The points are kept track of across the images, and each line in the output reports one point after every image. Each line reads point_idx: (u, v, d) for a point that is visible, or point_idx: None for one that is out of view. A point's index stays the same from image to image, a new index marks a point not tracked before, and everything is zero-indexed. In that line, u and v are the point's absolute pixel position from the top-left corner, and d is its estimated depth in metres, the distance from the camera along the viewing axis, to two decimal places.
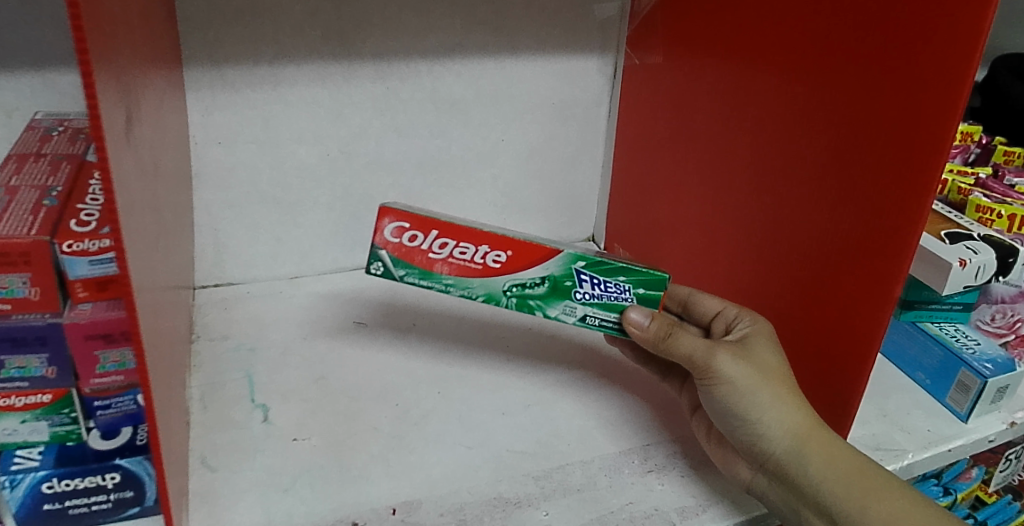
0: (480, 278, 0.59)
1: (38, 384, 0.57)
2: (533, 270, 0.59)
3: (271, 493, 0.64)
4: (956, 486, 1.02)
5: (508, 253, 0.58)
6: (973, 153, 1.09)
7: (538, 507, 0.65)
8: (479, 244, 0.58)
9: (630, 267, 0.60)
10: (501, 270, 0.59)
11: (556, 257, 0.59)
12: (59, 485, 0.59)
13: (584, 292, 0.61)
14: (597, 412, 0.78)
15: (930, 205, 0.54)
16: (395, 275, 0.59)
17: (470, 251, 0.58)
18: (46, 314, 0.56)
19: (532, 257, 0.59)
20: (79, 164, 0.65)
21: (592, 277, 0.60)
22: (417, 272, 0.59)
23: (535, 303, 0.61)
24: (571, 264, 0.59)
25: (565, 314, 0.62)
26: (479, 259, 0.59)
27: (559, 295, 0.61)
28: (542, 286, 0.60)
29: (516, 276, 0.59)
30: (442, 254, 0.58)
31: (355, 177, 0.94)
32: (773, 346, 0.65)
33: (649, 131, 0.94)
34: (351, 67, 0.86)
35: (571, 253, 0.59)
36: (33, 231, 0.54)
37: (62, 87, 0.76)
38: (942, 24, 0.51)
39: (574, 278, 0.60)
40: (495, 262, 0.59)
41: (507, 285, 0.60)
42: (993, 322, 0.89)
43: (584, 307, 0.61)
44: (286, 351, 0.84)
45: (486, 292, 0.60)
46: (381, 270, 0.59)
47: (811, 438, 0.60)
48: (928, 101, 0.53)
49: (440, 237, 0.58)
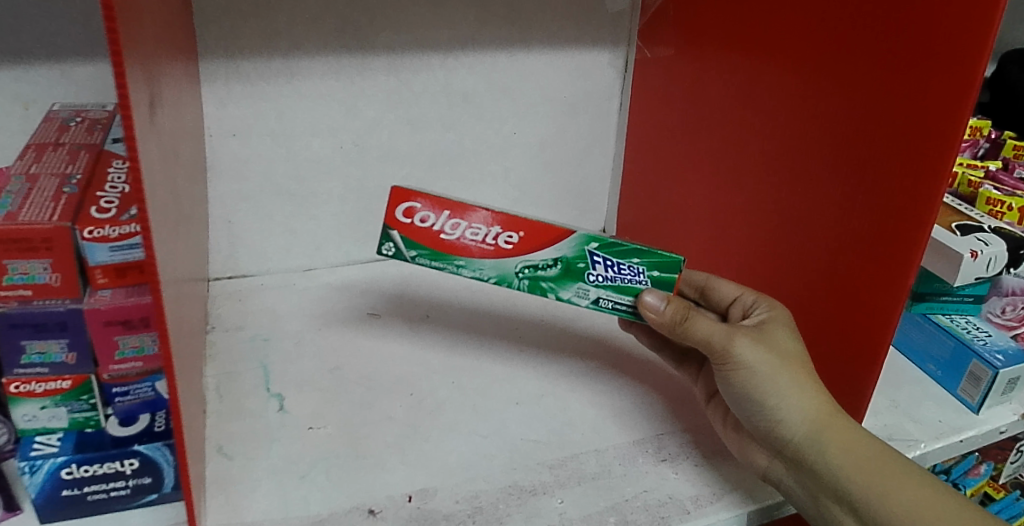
0: (492, 259, 0.59)
1: (58, 370, 0.58)
2: (545, 251, 0.59)
3: (288, 481, 0.64)
4: (966, 482, 1.03)
5: (520, 234, 0.58)
6: (983, 147, 1.09)
7: (553, 495, 0.65)
8: (491, 225, 0.58)
9: (643, 248, 0.60)
10: (513, 251, 0.58)
11: (568, 239, 0.58)
12: (79, 472, 0.58)
13: (597, 274, 0.60)
14: (611, 402, 0.78)
15: (940, 200, 0.55)
16: (407, 256, 0.59)
17: (482, 232, 0.58)
18: (67, 300, 0.56)
19: (543, 239, 0.58)
20: (98, 154, 0.66)
21: (605, 258, 0.60)
22: (428, 254, 0.58)
23: (547, 285, 0.60)
24: (584, 246, 0.59)
25: (578, 296, 0.61)
26: (491, 240, 0.58)
27: (572, 278, 0.60)
28: (554, 268, 0.60)
29: (528, 257, 0.59)
30: (454, 235, 0.58)
31: (369, 170, 0.94)
32: (791, 332, 0.65)
33: (661, 124, 0.94)
34: (364, 60, 0.86)
35: (584, 234, 0.58)
36: (54, 218, 0.55)
37: (78, 79, 0.77)
38: (950, 20, 0.51)
39: (587, 260, 0.59)
40: (507, 243, 0.58)
41: (518, 266, 0.59)
42: (1004, 314, 0.89)
43: (597, 290, 0.61)
44: (301, 341, 0.84)
45: (498, 273, 0.59)
46: (393, 251, 0.58)
47: (829, 425, 0.60)
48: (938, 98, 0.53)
49: (451, 217, 0.57)
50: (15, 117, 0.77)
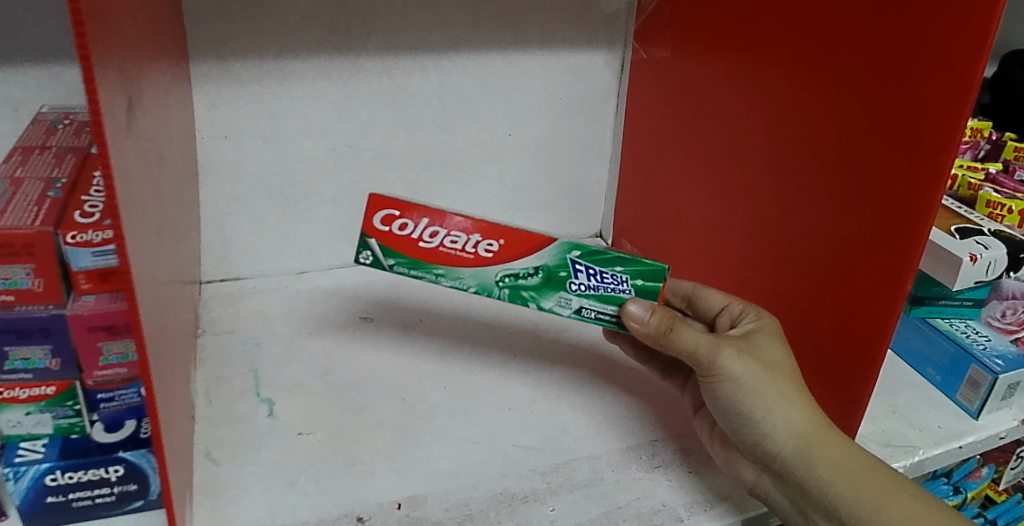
0: (471, 268, 0.56)
1: (42, 376, 0.57)
2: (526, 260, 0.56)
3: (277, 488, 0.64)
4: (966, 485, 1.01)
5: (500, 242, 0.55)
6: (984, 149, 1.07)
7: (545, 502, 0.64)
8: (471, 233, 0.55)
9: (627, 257, 0.57)
10: (494, 259, 0.56)
11: (549, 246, 0.55)
12: (63, 478, 0.58)
13: (579, 283, 0.57)
14: (604, 408, 0.77)
15: (937, 211, 0.54)
16: (385, 265, 0.56)
17: (461, 240, 0.55)
18: (50, 305, 0.56)
19: (524, 247, 0.55)
20: (83, 157, 0.65)
21: (587, 267, 0.57)
22: (407, 262, 0.55)
23: (529, 294, 0.58)
24: (566, 254, 0.56)
25: (559, 306, 0.58)
26: (471, 248, 0.55)
27: (553, 286, 0.58)
28: (536, 277, 0.57)
29: (509, 266, 0.56)
30: (433, 243, 0.55)
31: (362, 172, 0.93)
32: (780, 342, 0.64)
33: (657, 126, 0.93)
34: (357, 62, 0.86)
35: (565, 242, 0.56)
36: (36, 222, 0.54)
37: (67, 81, 0.76)
38: (946, 24, 0.50)
39: (569, 268, 0.57)
40: (487, 251, 0.55)
41: (499, 275, 0.56)
42: (1004, 318, 0.87)
43: (579, 299, 0.58)
44: (292, 345, 0.83)
45: (478, 282, 0.57)
46: (371, 259, 0.56)
47: (818, 438, 0.59)
48: (933, 104, 0.52)
49: (430, 225, 0.54)
50: (4, 119, 0.76)
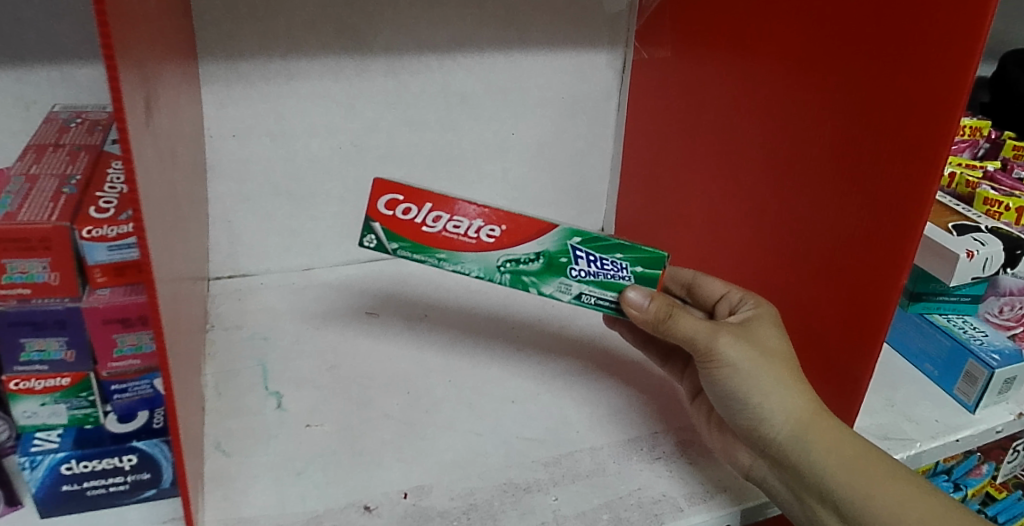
0: (473, 252, 0.57)
1: (58, 367, 0.59)
2: (526, 246, 0.57)
3: (285, 478, 0.65)
4: (967, 482, 1.02)
5: (502, 228, 0.56)
6: (983, 147, 1.09)
7: (547, 493, 0.65)
8: (473, 218, 0.56)
9: (626, 244, 0.58)
10: (495, 244, 0.57)
11: (550, 233, 0.57)
12: (78, 467, 0.59)
13: (579, 269, 0.59)
14: (605, 401, 0.79)
15: (931, 203, 0.55)
16: (388, 248, 0.57)
17: (464, 224, 0.56)
18: (66, 298, 0.57)
19: (524, 233, 0.57)
20: (96, 154, 0.67)
21: (587, 253, 0.58)
22: (410, 246, 0.57)
23: (529, 279, 0.59)
24: (567, 240, 0.57)
25: (559, 291, 0.60)
26: (473, 233, 0.57)
27: (553, 272, 0.59)
28: (537, 262, 0.58)
29: (510, 251, 0.57)
30: (436, 227, 0.56)
31: (368, 170, 0.95)
32: (776, 329, 0.65)
33: (658, 123, 0.94)
34: (363, 61, 0.87)
35: (566, 228, 0.57)
36: (53, 217, 0.56)
37: (79, 80, 0.78)
38: (935, 23, 0.52)
39: (569, 254, 0.58)
40: (489, 236, 0.57)
41: (501, 260, 0.58)
42: (1001, 314, 0.89)
43: (579, 285, 0.60)
44: (300, 340, 0.85)
45: (480, 268, 0.58)
46: (374, 243, 0.57)
47: (813, 425, 0.60)
48: (926, 98, 0.53)
49: (434, 210, 0.56)
50: (16, 117, 0.77)
